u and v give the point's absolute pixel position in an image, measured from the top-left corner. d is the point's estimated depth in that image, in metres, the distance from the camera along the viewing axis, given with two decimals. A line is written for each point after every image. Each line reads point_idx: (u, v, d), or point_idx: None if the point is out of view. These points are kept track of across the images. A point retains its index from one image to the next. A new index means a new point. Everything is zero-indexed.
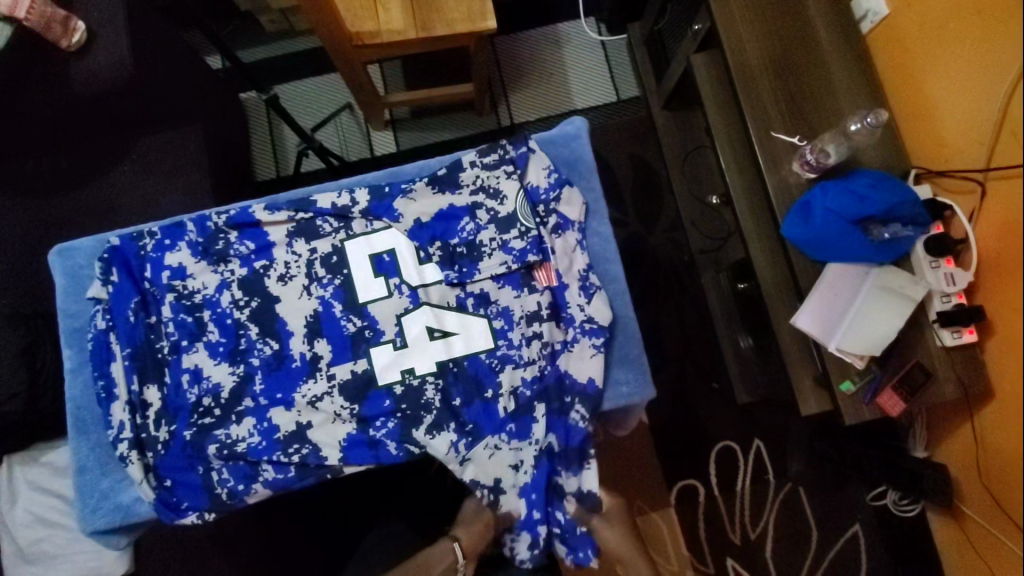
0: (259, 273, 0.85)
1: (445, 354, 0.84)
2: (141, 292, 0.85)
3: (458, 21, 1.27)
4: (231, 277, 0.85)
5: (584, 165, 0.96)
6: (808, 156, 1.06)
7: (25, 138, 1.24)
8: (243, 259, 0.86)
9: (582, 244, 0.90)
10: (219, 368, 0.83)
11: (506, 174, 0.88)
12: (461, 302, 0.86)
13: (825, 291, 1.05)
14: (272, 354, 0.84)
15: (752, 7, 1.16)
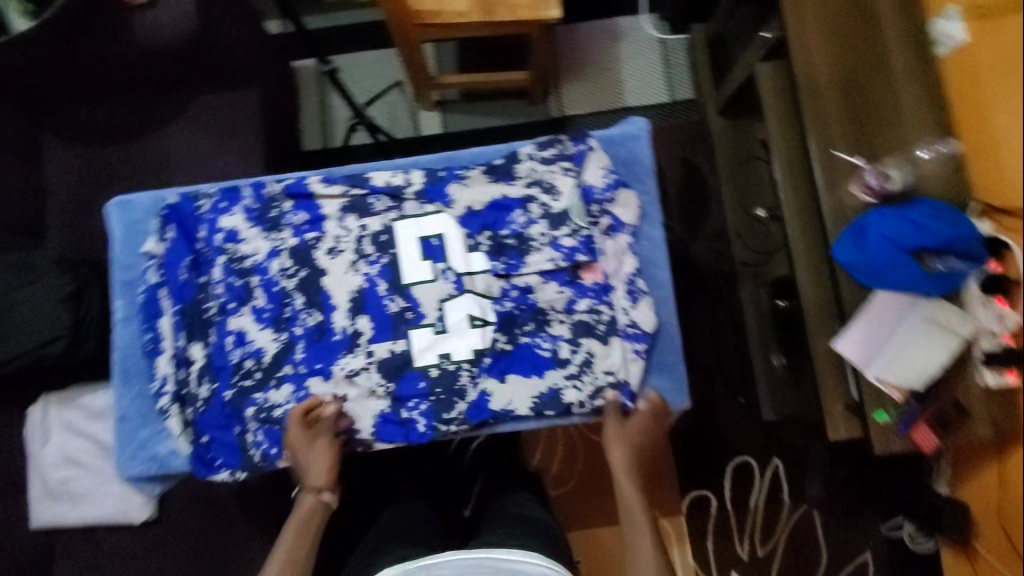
0: (307, 244, 0.86)
1: (482, 344, 0.85)
2: (194, 251, 0.89)
3: (523, 7, 1.26)
4: (281, 246, 0.87)
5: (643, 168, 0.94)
6: (869, 179, 1.03)
7: (86, 88, 1.26)
8: (294, 229, 0.87)
9: (633, 247, 0.89)
10: (262, 333, 0.85)
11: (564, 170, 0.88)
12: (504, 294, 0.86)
13: (871, 318, 1.02)
14: (315, 325, 0.85)
15: (828, 19, 1.12)
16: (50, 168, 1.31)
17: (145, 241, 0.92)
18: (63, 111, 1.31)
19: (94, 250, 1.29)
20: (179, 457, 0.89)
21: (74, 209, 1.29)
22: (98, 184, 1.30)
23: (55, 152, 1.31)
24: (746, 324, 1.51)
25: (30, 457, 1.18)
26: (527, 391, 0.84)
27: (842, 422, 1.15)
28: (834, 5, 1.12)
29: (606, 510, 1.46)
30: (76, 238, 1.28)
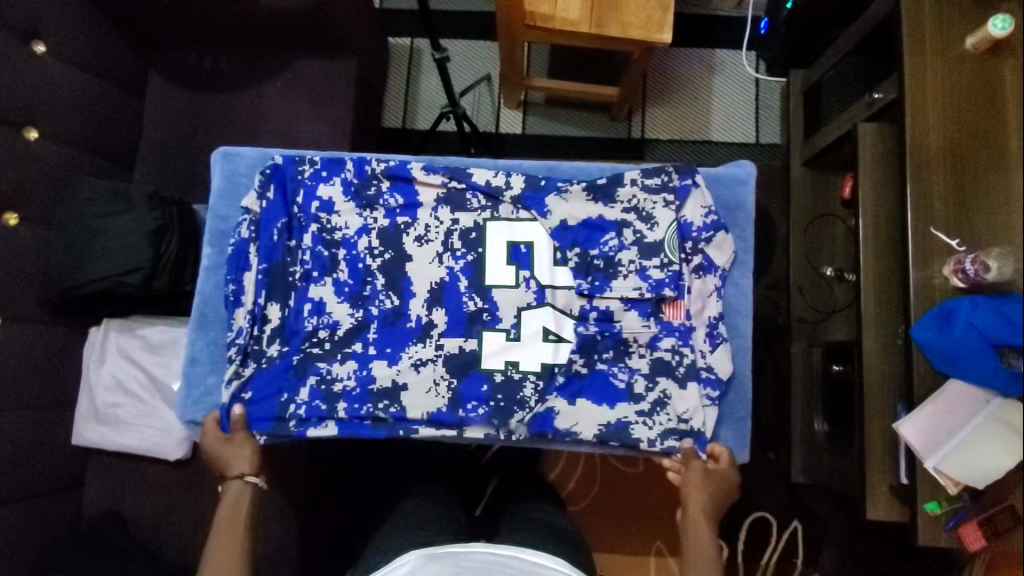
0: (397, 228, 0.93)
1: (552, 357, 0.90)
2: (289, 215, 0.94)
3: (635, 26, 1.25)
4: (373, 225, 0.94)
5: (744, 215, 0.97)
6: (966, 265, 1.00)
7: (199, 34, 1.31)
8: (386, 212, 0.94)
9: (719, 291, 0.93)
10: (340, 306, 0.92)
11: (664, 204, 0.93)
12: (583, 312, 0.91)
13: (938, 406, 0.99)
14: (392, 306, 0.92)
15: (950, 92, 1.10)
16: (152, 104, 1.36)
17: (245, 196, 0.98)
18: (174, 53, 1.36)
19: (177, 189, 1.34)
20: (234, 408, 0.95)
21: (167, 147, 1.34)
22: (191, 126, 1.35)
23: (158, 91, 1.36)
24: (792, 380, 1.48)
25: (83, 374, 1.21)
26: (595, 416, 0.89)
27: (883, 502, 1.14)
28: (958, 79, 1.10)
29: (620, 537, 1.45)
30: (166, 176, 1.34)
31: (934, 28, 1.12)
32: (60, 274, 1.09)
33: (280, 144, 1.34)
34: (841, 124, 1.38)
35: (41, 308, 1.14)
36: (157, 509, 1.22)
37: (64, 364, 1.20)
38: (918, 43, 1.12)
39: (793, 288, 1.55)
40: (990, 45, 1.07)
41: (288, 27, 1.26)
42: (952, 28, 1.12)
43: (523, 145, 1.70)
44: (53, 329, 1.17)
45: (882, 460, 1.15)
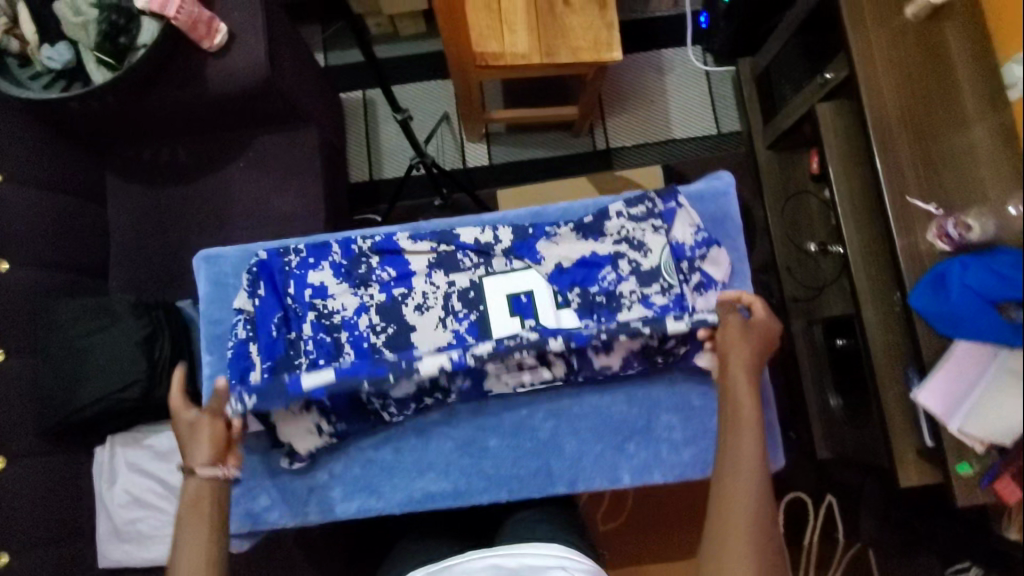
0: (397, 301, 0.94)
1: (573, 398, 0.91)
2: (283, 308, 0.94)
3: (584, 49, 1.26)
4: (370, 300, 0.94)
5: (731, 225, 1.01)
6: (948, 228, 1.03)
7: (150, 130, 1.28)
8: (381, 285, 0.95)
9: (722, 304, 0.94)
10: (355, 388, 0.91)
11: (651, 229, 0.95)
12: (595, 348, 0.93)
13: (951, 370, 1.02)
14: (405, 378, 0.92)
15: (897, 62, 1.14)
16: (112, 208, 1.33)
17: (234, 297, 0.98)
18: (126, 151, 1.33)
19: (156, 288, 1.30)
20: (272, 514, 0.93)
21: (138, 248, 1.31)
22: (158, 222, 1.32)
23: (117, 192, 1.33)
24: (800, 359, 1.50)
25: (97, 494, 1.18)
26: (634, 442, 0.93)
27: (914, 469, 1.16)
28: (903, 49, 1.14)
29: (661, 547, 1.43)
30: (142, 277, 1.30)
31: (872, 2, 1.16)
32: (56, 402, 1.05)
33: (252, 224, 1.31)
34: (798, 106, 1.42)
35: (39, 439, 1.10)
36: None
37: (72, 492, 1.15)
38: (859, 19, 1.16)
39: (781, 269, 1.56)
40: (929, 11, 1.10)
41: (240, 109, 1.24)
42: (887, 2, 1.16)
43: (493, 178, 1.70)
44: (54, 458, 1.13)
45: (903, 426, 1.17)
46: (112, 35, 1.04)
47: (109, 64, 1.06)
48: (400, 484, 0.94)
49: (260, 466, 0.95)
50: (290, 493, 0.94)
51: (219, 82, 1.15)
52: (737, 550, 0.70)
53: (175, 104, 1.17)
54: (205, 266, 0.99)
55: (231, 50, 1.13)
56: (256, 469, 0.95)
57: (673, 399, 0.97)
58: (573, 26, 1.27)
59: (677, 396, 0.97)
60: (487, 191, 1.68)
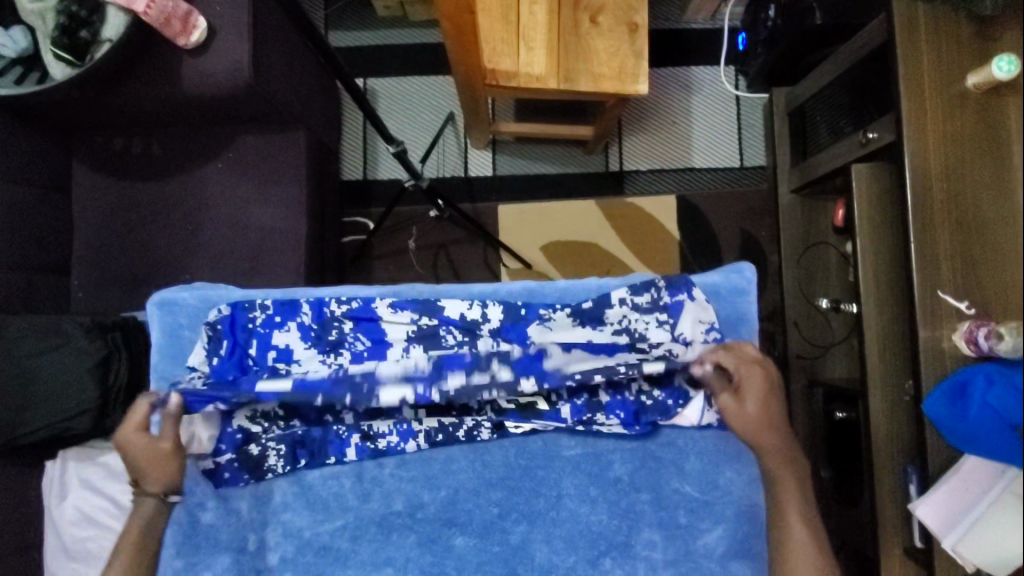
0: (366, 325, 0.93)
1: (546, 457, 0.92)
2: (243, 366, 0.91)
3: (607, 77, 1.14)
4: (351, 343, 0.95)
5: (746, 328, 0.98)
6: (979, 335, 0.94)
7: (121, 121, 1.17)
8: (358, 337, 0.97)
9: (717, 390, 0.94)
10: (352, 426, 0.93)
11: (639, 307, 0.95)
12: (558, 394, 0.93)
13: (956, 485, 0.96)
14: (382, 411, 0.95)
15: (953, 135, 1.02)
16: (78, 199, 1.22)
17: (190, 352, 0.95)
18: (98, 138, 1.22)
19: (120, 291, 1.22)
20: None
21: (103, 246, 1.22)
22: (125, 220, 1.22)
23: (86, 182, 1.22)
24: (795, 420, 1.43)
25: (47, 509, 1.12)
26: (602, 538, 0.91)
27: (898, 566, 1.10)
28: (959, 123, 1.02)
29: None
30: (106, 278, 1.22)
31: (933, 59, 1.03)
32: None
33: (228, 232, 1.21)
34: (832, 157, 1.30)
35: None
36: None
37: (20, 503, 1.10)
38: (915, 76, 1.03)
39: (788, 322, 1.47)
40: (993, 85, 0.99)
41: (219, 109, 1.12)
42: (951, 66, 1.03)
43: (496, 189, 1.59)
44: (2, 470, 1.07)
45: (893, 522, 1.11)
46: (71, 29, 0.94)
47: (66, 60, 0.96)
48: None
49: (211, 539, 0.90)
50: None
51: (197, 83, 1.04)
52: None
53: (149, 100, 1.06)
54: (160, 311, 0.96)
55: (212, 48, 1.02)
56: (202, 540, 0.90)
57: (658, 500, 0.92)
58: (596, 49, 1.15)
59: (662, 509, 0.91)
60: (487, 205, 1.57)
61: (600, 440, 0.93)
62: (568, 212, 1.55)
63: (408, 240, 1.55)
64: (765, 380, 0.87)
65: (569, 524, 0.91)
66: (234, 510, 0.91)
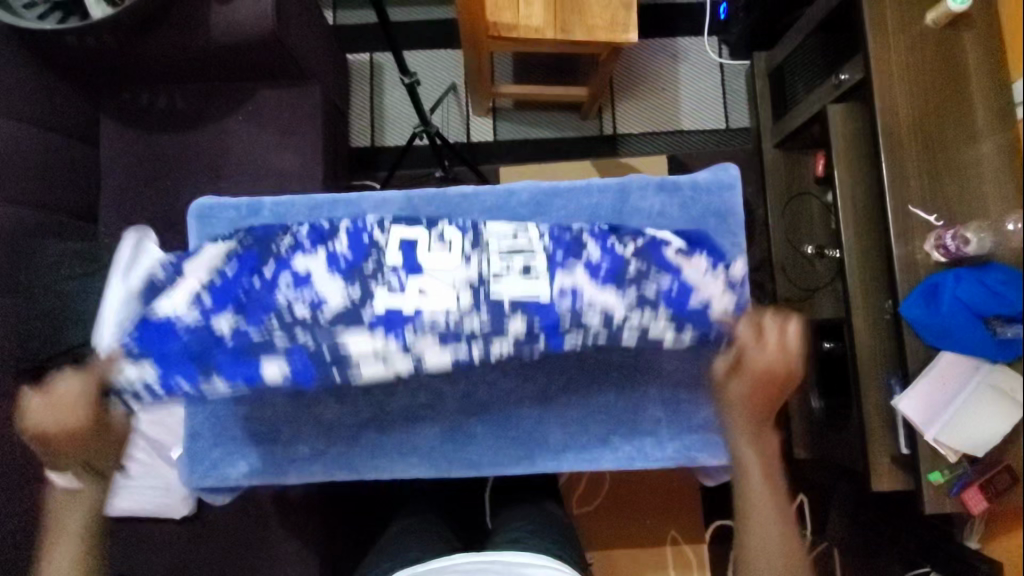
0: (315, 320, 0.87)
1: (520, 328, 0.89)
2: (238, 296, 0.89)
3: (600, 28, 1.24)
4: (313, 284, 0.88)
5: (736, 221, 1.06)
6: (947, 241, 1.03)
7: (147, 73, 1.25)
8: (328, 268, 0.89)
9: (714, 269, 0.92)
10: (338, 291, 0.87)
11: (629, 243, 0.91)
12: (549, 325, 0.88)
13: (935, 378, 1.02)
14: (398, 251, 0.92)
15: (915, 69, 1.12)
16: (103, 150, 1.29)
17: None
18: (124, 94, 1.29)
19: (141, 235, 1.28)
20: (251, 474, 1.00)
21: (126, 193, 1.28)
22: (147, 169, 1.28)
23: (112, 134, 1.29)
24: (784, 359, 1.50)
25: None
26: (603, 417, 0.99)
27: (886, 474, 1.17)
28: (921, 58, 1.12)
29: (640, 530, 1.40)
30: (126, 221, 1.28)
31: (895, 4, 1.14)
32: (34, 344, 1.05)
33: (248, 179, 1.28)
34: (810, 106, 1.39)
35: None
36: (165, 566, 1.19)
37: None
38: (880, 18, 1.13)
39: (776, 268, 1.55)
40: (949, 20, 1.10)
41: (243, 61, 1.21)
42: (912, 6, 1.14)
43: (497, 152, 1.68)
44: None
45: (879, 433, 1.18)
46: None
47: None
48: (383, 466, 0.99)
49: (246, 431, 1.00)
50: (270, 462, 1.00)
51: (224, 30, 1.13)
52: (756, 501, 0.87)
53: (177, 48, 1.15)
54: (198, 220, 1.06)
55: None
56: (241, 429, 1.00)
57: (664, 392, 1.00)
58: (589, 3, 1.25)
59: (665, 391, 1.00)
60: (489, 166, 1.66)
61: None
62: (567, 169, 1.61)
63: None
64: (781, 376, 0.88)
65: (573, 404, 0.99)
66: (268, 402, 0.99)
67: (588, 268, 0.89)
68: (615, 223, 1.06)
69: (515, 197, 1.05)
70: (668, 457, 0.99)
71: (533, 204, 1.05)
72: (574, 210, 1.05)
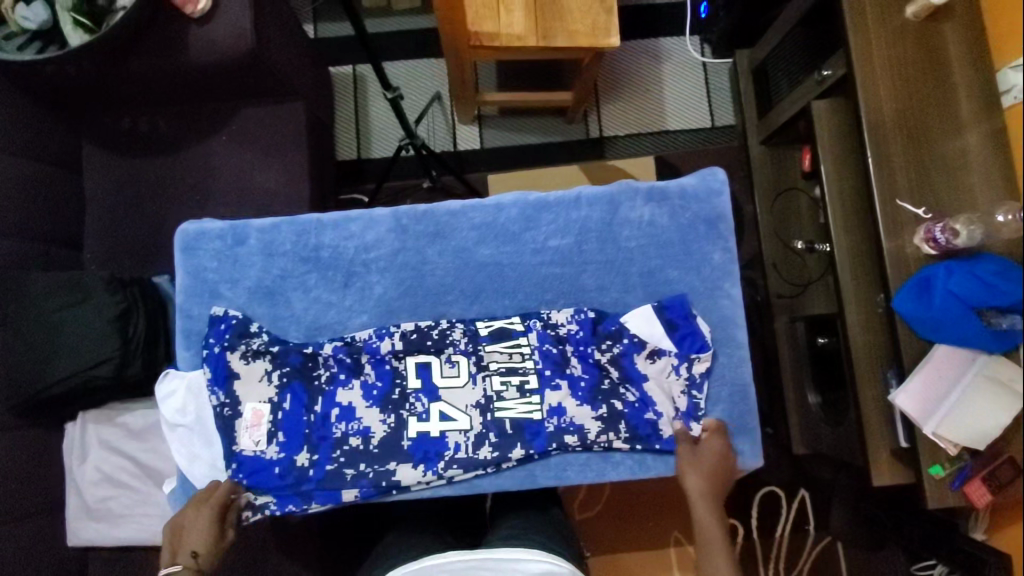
0: (369, 448, 0.94)
1: (525, 412, 0.95)
2: (276, 406, 0.95)
3: (582, 33, 1.24)
4: (359, 416, 0.95)
5: (726, 225, 1.06)
6: (936, 234, 1.03)
7: (128, 97, 1.23)
8: (364, 400, 0.96)
9: (678, 368, 0.99)
10: (370, 412, 0.95)
11: (605, 347, 1.00)
12: (562, 418, 0.95)
13: (931, 372, 1.03)
14: (406, 344, 0.99)
15: (897, 63, 1.12)
16: (86, 176, 1.28)
17: (217, 302, 1.03)
18: (105, 118, 1.28)
19: (127, 260, 1.26)
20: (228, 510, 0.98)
21: (111, 218, 1.26)
22: (131, 193, 1.27)
23: (94, 159, 1.28)
24: (780, 355, 1.50)
25: (68, 472, 1.15)
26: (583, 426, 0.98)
27: (886, 467, 1.17)
28: (902, 52, 1.12)
29: (644, 533, 1.39)
30: (112, 247, 1.26)
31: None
32: (24, 377, 1.03)
33: (234, 198, 1.27)
34: (794, 102, 1.40)
35: (8, 414, 1.07)
36: None
37: (40, 463, 1.13)
38: (860, 13, 1.14)
39: (768, 266, 1.55)
40: (930, 11, 1.10)
41: (224, 81, 1.20)
42: (891, 1, 1.14)
43: (485, 160, 1.67)
44: (21, 433, 1.10)
45: (877, 427, 1.18)
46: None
47: (84, 26, 1.04)
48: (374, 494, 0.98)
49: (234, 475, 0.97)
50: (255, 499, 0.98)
51: (204, 51, 1.12)
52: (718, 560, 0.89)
53: (157, 71, 1.14)
54: (184, 255, 1.04)
55: (215, 18, 1.10)
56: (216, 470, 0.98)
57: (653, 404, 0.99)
58: (570, 9, 1.24)
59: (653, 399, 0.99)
60: (477, 175, 1.65)
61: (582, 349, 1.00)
62: (554, 175, 1.61)
63: None
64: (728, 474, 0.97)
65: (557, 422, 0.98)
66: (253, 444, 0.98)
67: (571, 384, 0.97)
68: (606, 236, 1.05)
69: (504, 212, 1.04)
70: (667, 466, 0.99)
71: (523, 219, 1.05)
72: (564, 223, 1.05)
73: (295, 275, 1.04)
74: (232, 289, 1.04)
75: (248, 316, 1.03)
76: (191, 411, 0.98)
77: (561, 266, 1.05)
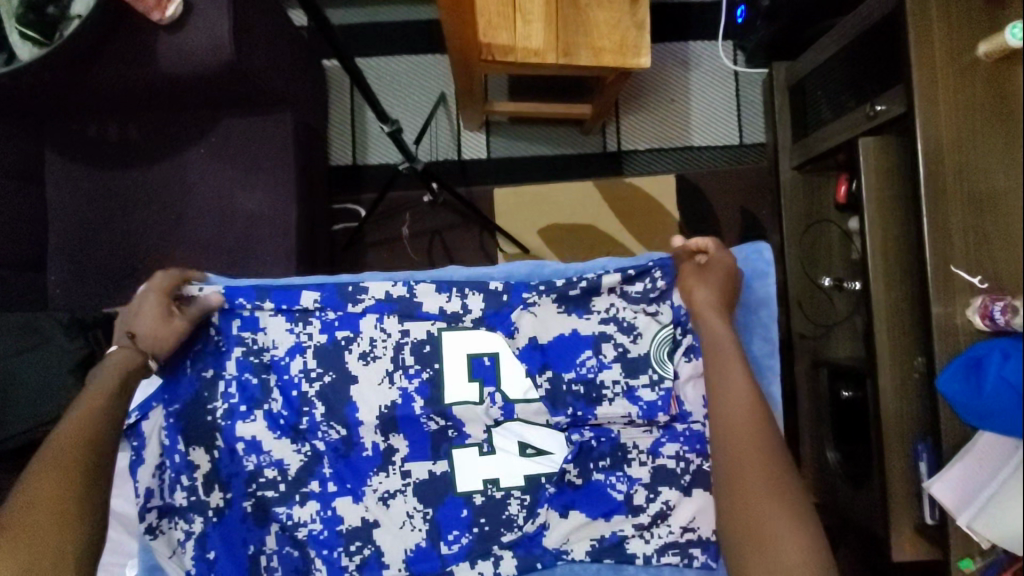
0: (341, 539, 0.93)
1: (523, 512, 0.94)
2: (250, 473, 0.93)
3: (607, 51, 1.09)
4: (335, 505, 0.94)
5: (768, 311, 1.01)
6: (995, 311, 0.92)
7: (93, 105, 1.10)
8: (346, 485, 0.95)
9: (688, 473, 0.94)
10: (348, 505, 0.94)
11: (625, 444, 0.96)
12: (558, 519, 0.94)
13: (971, 462, 0.94)
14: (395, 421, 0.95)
15: (964, 107, 0.99)
16: (48, 189, 1.15)
17: (207, 363, 0.95)
18: (69, 125, 1.14)
19: (96, 285, 1.15)
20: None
21: (77, 238, 1.15)
22: (98, 210, 1.14)
23: (57, 171, 1.15)
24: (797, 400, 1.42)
25: None
26: (587, 530, 0.94)
27: (908, 543, 1.10)
28: (972, 95, 0.99)
29: None
30: (80, 270, 1.15)
31: (944, 31, 1.00)
32: None
33: (213, 220, 1.15)
34: (837, 132, 1.26)
35: None
36: None
37: None
38: (927, 48, 1.00)
39: (792, 303, 1.45)
40: (1004, 54, 0.94)
41: (200, 92, 1.06)
42: (963, 32, 1.00)
43: (492, 171, 1.53)
44: None
45: (902, 499, 1.11)
46: (37, 4, 0.89)
47: (33, 38, 0.90)
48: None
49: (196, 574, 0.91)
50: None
51: (176, 62, 0.98)
52: (775, 526, 0.78)
53: (122, 81, 1.00)
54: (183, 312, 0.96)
55: (187, 23, 0.96)
56: (169, 546, 0.92)
57: (661, 513, 0.94)
58: (596, 21, 1.10)
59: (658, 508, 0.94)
60: (482, 187, 1.52)
61: (593, 447, 0.95)
62: (567, 192, 1.50)
63: (401, 227, 1.50)
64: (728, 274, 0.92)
65: (560, 524, 0.94)
66: (216, 529, 0.92)
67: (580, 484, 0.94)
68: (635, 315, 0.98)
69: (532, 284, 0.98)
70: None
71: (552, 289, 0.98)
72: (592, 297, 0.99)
73: (295, 340, 0.96)
74: (222, 349, 0.96)
75: (239, 383, 0.95)
76: (147, 486, 0.91)
77: (585, 343, 0.98)
